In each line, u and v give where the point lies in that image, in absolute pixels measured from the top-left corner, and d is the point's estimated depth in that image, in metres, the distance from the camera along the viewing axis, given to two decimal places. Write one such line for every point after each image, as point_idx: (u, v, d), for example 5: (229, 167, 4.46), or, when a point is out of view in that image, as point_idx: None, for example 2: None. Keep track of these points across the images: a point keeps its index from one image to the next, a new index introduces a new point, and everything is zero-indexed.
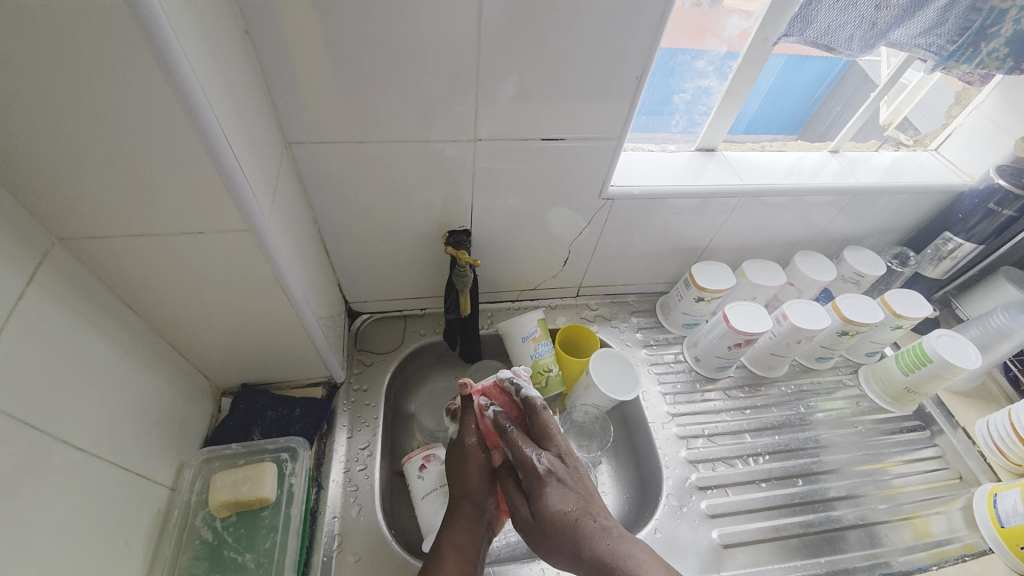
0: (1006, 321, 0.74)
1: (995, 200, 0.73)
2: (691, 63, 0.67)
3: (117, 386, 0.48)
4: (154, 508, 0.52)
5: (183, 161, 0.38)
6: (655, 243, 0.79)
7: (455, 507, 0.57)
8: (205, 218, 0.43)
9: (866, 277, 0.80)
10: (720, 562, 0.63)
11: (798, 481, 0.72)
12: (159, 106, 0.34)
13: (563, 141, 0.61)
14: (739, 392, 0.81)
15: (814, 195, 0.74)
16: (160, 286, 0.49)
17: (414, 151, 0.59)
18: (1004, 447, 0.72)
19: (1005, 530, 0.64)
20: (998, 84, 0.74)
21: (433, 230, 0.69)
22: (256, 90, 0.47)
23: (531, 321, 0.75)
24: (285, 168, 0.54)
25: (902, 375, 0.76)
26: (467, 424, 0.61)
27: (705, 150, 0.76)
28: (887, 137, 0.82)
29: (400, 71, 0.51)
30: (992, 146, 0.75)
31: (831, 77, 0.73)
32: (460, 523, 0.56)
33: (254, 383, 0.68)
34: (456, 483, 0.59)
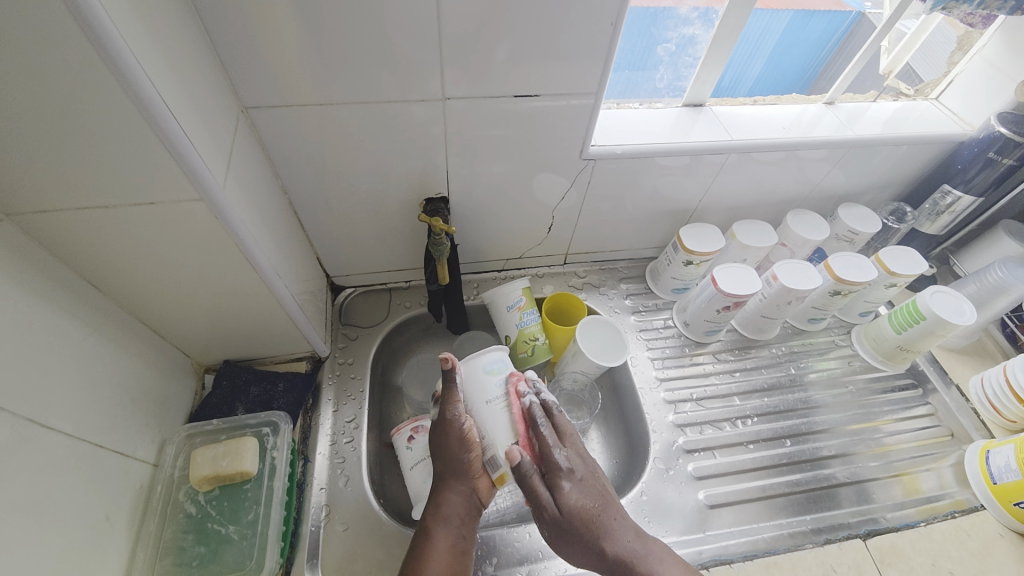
0: (1004, 276, 0.72)
1: (995, 148, 0.69)
2: (675, 9, 0.63)
3: (89, 365, 0.47)
4: (136, 484, 0.52)
5: (120, 127, 0.36)
6: (643, 206, 0.77)
7: (439, 483, 0.56)
8: (154, 188, 0.41)
9: (861, 234, 0.78)
10: (706, 521, 0.64)
11: (786, 442, 0.72)
12: (82, 66, 0.32)
13: (537, 99, 0.58)
14: (729, 355, 0.80)
15: (808, 149, 0.70)
16: (121, 261, 0.47)
17: (381, 115, 0.56)
18: (997, 404, 0.71)
19: (997, 487, 0.63)
20: (999, 27, 0.70)
21: (409, 198, 0.67)
22: (199, 51, 0.44)
23: (516, 290, 0.73)
24: (245, 136, 0.52)
25: (895, 334, 0.75)
26: (449, 400, 0.56)
27: (693, 105, 0.73)
28: (886, 87, 0.78)
29: (357, 26, 0.47)
30: (996, 93, 0.71)
31: (838, 34, 0.72)
32: (449, 497, 0.55)
33: (236, 359, 0.68)
34: (438, 461, 0.56)
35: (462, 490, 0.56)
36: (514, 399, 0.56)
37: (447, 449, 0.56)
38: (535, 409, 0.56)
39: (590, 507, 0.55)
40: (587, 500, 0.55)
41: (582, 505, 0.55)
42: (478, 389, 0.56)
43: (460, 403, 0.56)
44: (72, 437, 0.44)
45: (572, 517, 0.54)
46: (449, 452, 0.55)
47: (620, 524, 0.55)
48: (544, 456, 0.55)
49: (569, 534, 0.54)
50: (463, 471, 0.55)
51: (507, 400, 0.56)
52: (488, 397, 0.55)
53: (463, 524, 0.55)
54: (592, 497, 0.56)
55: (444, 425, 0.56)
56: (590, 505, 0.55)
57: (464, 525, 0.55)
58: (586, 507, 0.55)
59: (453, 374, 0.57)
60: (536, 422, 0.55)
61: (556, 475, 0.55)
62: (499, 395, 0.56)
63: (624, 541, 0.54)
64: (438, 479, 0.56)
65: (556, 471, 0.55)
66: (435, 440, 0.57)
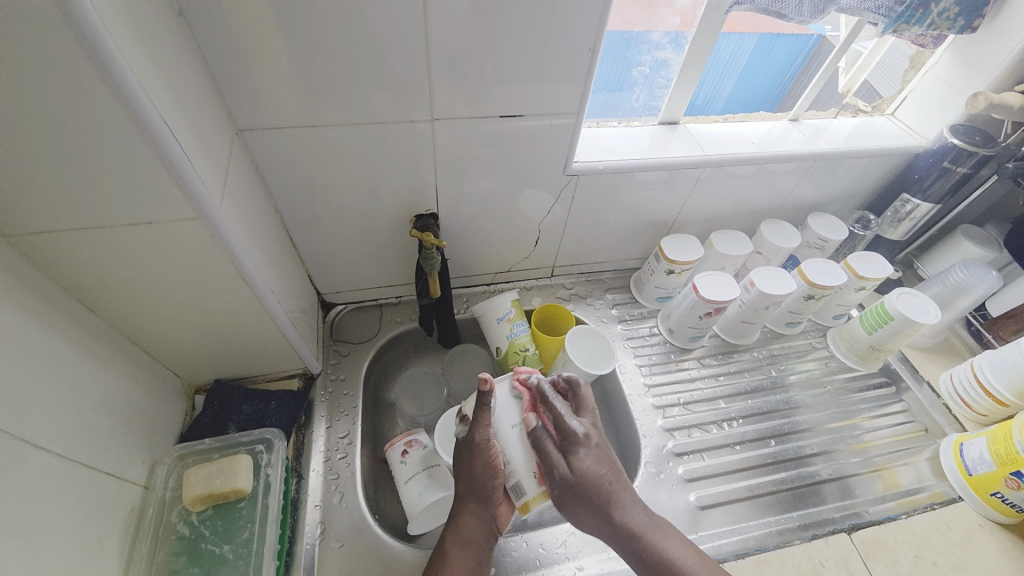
0: (965, 276, 0.77)
1: (949, 159, 0.74)
2: (648, 34, 0.67)
3: (80, 385, 0.47)
4: (126, 506, 0.51)
5: (121, 147, 0.37)
6: (625, 219, 0.80)
7: (459, 504, 0.56)
8: (151, 207, 0.42)
9: (830, 241, 0.82)
10: (698, 523, 0.65)
11: (770, 442, 0.74)
12: (85, 88, 0.33)
13: (521, 118, 0.61)
14: (713, 359, 0.83)
15: (777, 162, 0.75)
16: (116, 281, 0.48)
17: (371, 135, 0.58)
18: (968, 399, 0.74)
19: (972, 478, 0.66)
20: (949, 46, 0.75)
21: (399, 215, 0.69)
22: (195, 76, 0.46)
23: (506, 302, 0.75)
24: (239, 157, 0.53)
25: (867, 335, 0.78)
26: (479, 423, 0.56)
27: (668, 123, 0.77)
28: (845, 104, 0.84)
29: (349, 51, 0.50)
30: (949, 107, 0.76)
31: (803, 54, 0.77)
32: (467, 519, 0.55)
33: (228, 378, 0.68)
34: (461, 482, 0.56)
35: (481, 515, 0.55)
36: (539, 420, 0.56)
37: (471, 470, 0.55)
38: (544, 386, 0.58)
39: (602, 475, 0.55)
40: (600, 468, 0.56)
41: (593, 471, 0.55)
42: (507, 412, 0.55)
43: (490, 427, 0.55)
44: (63, 458, 0.44)
45: (582, 478, 0.54)
46: (472, 473, 0.55)
47: (630, 498, 0.56)
48: (559, 425, 0.56)
49: (579, 495, 0.54)
50: (485, 496, 0.55)
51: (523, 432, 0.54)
52: (516, 421, 0.55)
53: (481, 547, 0.55)
54: (603, 465, 0.56)
55: (471, 446, 0.55)
56: (601, 470, 0.56)
57: (481, 550, 0.55)
58: (599, 474, 0.55)
59: (490, 393, 0.56)
60: (546, 397, 0.57)
61: (573, 442, 0.55)
62: (512, 425, 0.55)
63: (631, 510, 0.55)
64: (457, 499, 0.56)
65: (574, 440, 0.55)
66: (461, 460, 0.56)
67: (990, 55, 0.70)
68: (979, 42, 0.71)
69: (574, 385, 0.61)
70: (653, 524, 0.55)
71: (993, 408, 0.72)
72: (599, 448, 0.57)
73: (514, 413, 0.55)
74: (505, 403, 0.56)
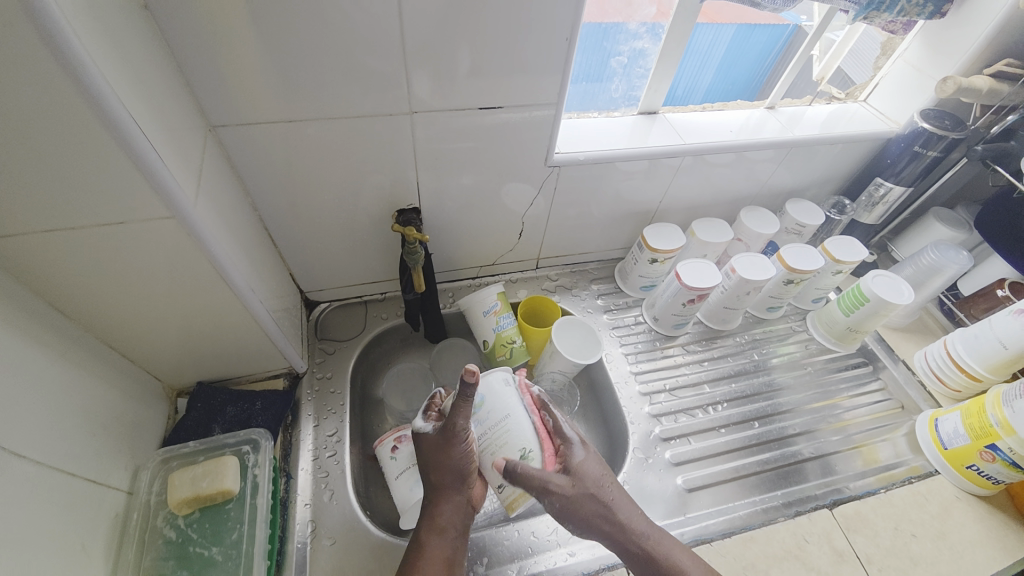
0: (937, 257, 0.79)
1: (920, 143, 0.76)
2: (625, 24, 0.67)
3: (58, 391, 0.46)
4: (110, 513, 0.50)
5: (86, 146, 0.36)
6: (609, 210, 0.81)
7: (434, 494, 0.54)
8: (122, 206, 0.41)
9: (807, 226, 0.84)
10: (685, 505, 0.66)
11: (754, 424, 0.76)
12: (49, 85, 0.32)
13: (502, 110, 0.61)
14: (697, 345, 0.84)
15: (755, 149, 0.76)
16: (90, 284, 0.46)
17: (349, 129, 0.57)
18: (942, 375, 0.77)
19: (948, 452, 0.69)
20: (920, 32, 0.77)
21: (382, 210, 0.68)
22: (165, 72, 0.45)
23: (491, 295, 0.75)
24: (214, 153, 0.52)
25: (844, 317, 0.80)
26: (458, 414, 0.52)
27: (648, 113, 0.77)
28: (819, 92, 0.86)
29: (325, 44, 0.49)
30: (919, 92, 0.78)
31: (780, 44, 0.78)
32: (444, 507, 0.54)
33: (210, 381, 0.66)
34: (432, 470, 0.54)
35: (457, 500, 0.54)
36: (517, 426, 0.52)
37: (442, 457, 0.53)
38: (543, 393, 0.58)
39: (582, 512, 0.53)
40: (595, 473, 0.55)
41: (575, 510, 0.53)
42: (494, 405, 0.53)
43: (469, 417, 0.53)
44: (43, 465, 0.43)
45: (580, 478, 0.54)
46: (446, 460, 0.53)
47: (618, 528, 0.54)
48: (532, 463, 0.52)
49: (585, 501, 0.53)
50: (460, 482, 0.53)
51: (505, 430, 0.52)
52: (506, 413, 0.53)
53: (458, 535, 0.53)
54: (586, 500, 0.53)
55: (447, 435, 0.53)
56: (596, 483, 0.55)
57: (461, 534, 0.54)
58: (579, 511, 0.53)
59: (473, 386, 0.51)
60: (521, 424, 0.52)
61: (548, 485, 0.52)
62: (500, 419, 0.52)
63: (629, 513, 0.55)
64: (432, 489, 0.54)
65: (568, 443, 0.56)
66: (430, 450, 0.54)
67: (957, 40, 0.72)
68: (950, 26, 0.73)
69: (548, 404, 0.58)
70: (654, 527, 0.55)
71: (966, 383, 0.74)
72: (591, 452, 0.57)
73: (493, 413, 0.53)
74: (489, 405, 0.53)
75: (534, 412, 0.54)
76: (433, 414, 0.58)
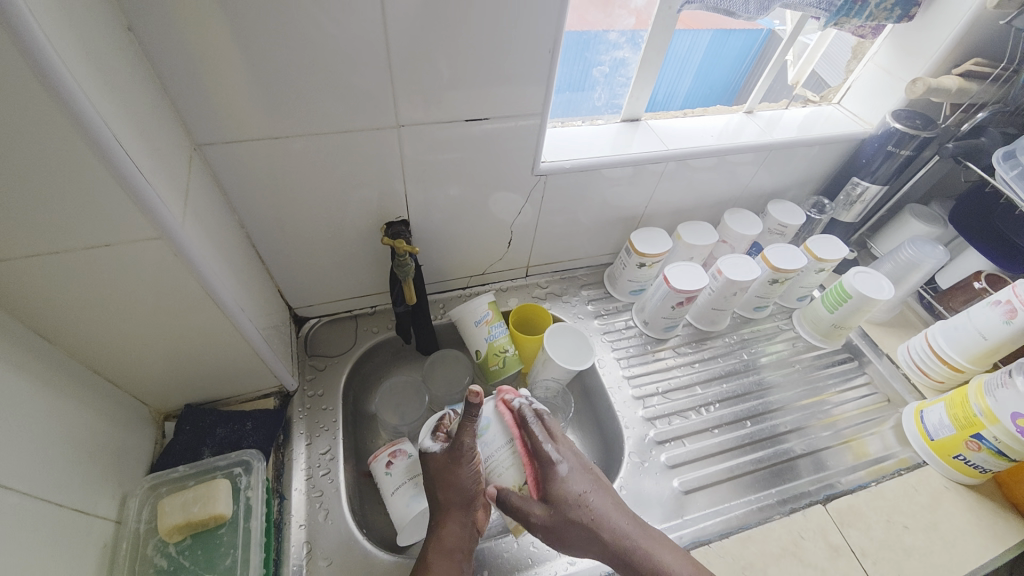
0: (914, 252, 0.82)
1: (893, 142, 0.78)
2: (605, 34, 0.69)
3: (42, 420, 0.45)
4: (98, 543, 0.49)
5: (70, 167, 0.36)
6: (596, 216, 0.82)
7: (441, 513, 0.54)
8: (107, 227, 0.40)
9: (789, 227, 0.85)
10: (682, 507, 0.67)
11: (747, 423, 0.77)
12: (35, 110, 0.32)
13: (488, 121, 0.61)
14: (688, 347, 0.85)
15: (736, 153, 0.78)
16: (74, 307, 0.45)
17: (336, 144, 0.57)
18: (925, 367, 0.79)
19: (935, 443, 0.70)
20: (889, 35, 0.80)
21: (370, 224, 0.68)
22: (149, 92, 0.44)
23: (482, 304, 0.75)
24: (199, 172, 0.52)
25: (829, 314, 0.82)
26: (465, 432, 0.52)
27: (630, 120, 0.79)
28: (796, 95, 0.88)
29: (310, 61, 0.49)
30: (891, 93, 0.81)
31: (755, 49, 0.81)
32: (449, 527, 0.53)
33: (199, 402, 0.65)
34: (440, 488, 0.53)
35: (463, 520, 0.53)
36: (501, 455, 0.53)
37: (450, 476, 0.53)
38: (527, 409, 0.55)
39: (581, 490, 0.54)
40: (575, 492, 0.53)
41: (574, 492, 0.53)
42: (497, 430, 0.53)
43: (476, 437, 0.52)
44: (29, 497, 0.41)
45: (562, 507, 0.52)
46: (453, 480, 0.52)
47: (617, 508, 0.55)
48: (535, 450, 0.53)
49: (568, 529, 0.52)
50: (466, 504, 0.52)
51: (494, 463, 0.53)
52: (509, 437, 0.53)
53: (464, 555, 0.53)
54: (584, 482, 0.55)
55: (455, 455, 0.52)
56: (575, 505, 0.53)
57: (465, 557, 0.53)
58: (578, 490, 0.53)
59: (478, 406, 0.51)
60: (527, 421, 0.54)
61: (549, 468, 0.53)
62: (502, 446, 0.53)
63: (618, 521, 0.53)
64: (439, 508, 0.54)
65: (549, 464, 0.53)
66: (438, 469, 0.53)
67: (925, 43, 0.75)
68: (917, 29, 0.75)
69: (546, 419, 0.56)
70: (646, 536, 0.53)
71: (949, 374, 0.76)
72: (576, 458, 0.56)
73: (499, 436, 0.53)
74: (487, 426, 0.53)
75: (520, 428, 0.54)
76: (442, 433, 0.57)
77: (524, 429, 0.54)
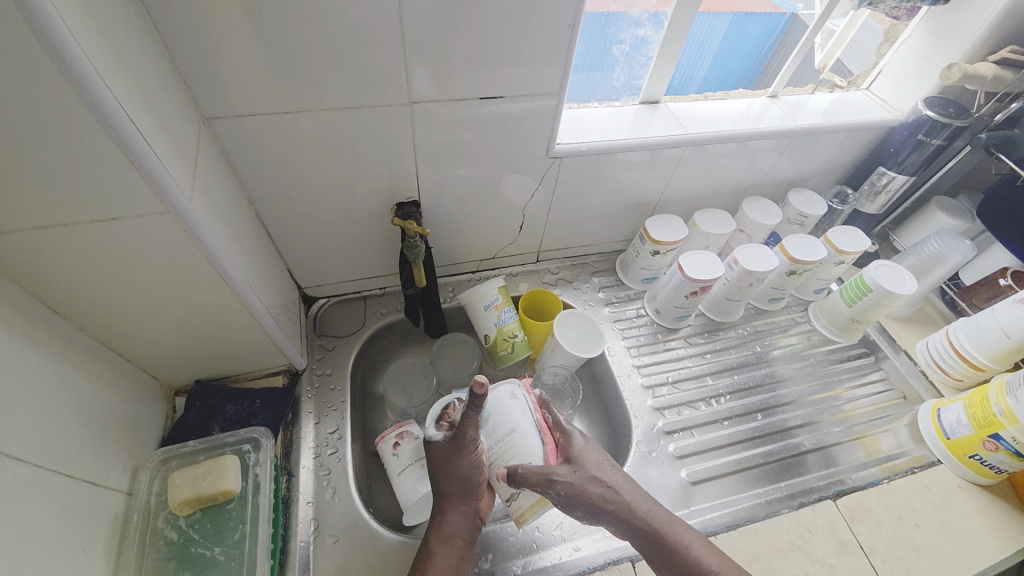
0: (939, 246, 0.79)
1: (924, 131, 0.75)
2: (627, 11, 0.66)
3: (53, 393, 0.45)
4: (109, 514, 0.50)
5: (77, 137, 0.35)
6: (610, 201, 0.80)
7: (443, 502, 0.54)
8: (114, 200, 0.40)
9: (810, 217, 0.83)
10: (689, 498, 0.66)
11: (757, 416, 0.76)
12: (40, 79, 0.31)
13: (503, 101, 0.59)
14: (699, 338, 0.84)
15: (758, 139, 0.75)
16: (85, 281, 0.45)
17: (347, 120, 0.56)
18: (944, 364, 0.77)
19: (951, 441, 0.69)
20: (924, 17, 0.76)
21: (381, 204, 0.67)
22: (156, 63, 0.43)
23: (492, 288, 0.74)
24: (208, 147, 0.51)
25: (847, 307, 0.80)
26: (467, 425, 0.51)
27: (649, 102, 0.76)
28: (821, 80, 0.85)
29: (322, 34, 0.47)
30: (923, 80, 0.77)
31: (776, 32, 0.78)
32: (451, 516, 0.53)
33: (209, 379, 0.66)
34: (442, 478, 0.53)
35: (465, 510, 0.54)
36: (514, 439, 0.51)
37: (452, 466, 0.53)
38: (547, 395, 0.58)
39: (597, 462, 0.54)
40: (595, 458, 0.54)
41: (591, 463, 0.53)
42: (500, 419, 0.52)
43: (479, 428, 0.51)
44: (40, 468, 0.42)
45: (583, 466, 0.53)
46: (456, 470, 0.52)
47: (631, 484, 0.54)
48: (557, 424, 0.56)
49: (589, 487, 0.51)
50: (469, 493, 0.53)
51: (507, 446, 0.51)
52: (513, 427, 0.52)
53: (466, 543, 0.53)
54: (602, 455, 0.55)
55: (457, 445, 0.52)
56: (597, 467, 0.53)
57: (466, 545, 0.53)
58: (596, 458, 0.54)
59: (482, 398, 0.49)
60: (548, 402, 0.57)
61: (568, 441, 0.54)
62: (506, 433, 0.51)
63: (635, 495, 0.53)
64: (441, 496, 0.54)
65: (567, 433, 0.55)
66: (440, 459, 0.53)
67: (963, 27, 0.71)
68: (956, 11, 0.72)
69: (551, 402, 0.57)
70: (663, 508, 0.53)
71: (969, 372, 0.75)
72: (591, 442, 0.56)
73: (501, 425, 0.52)
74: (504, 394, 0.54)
75: (536, 412, 0.54)
76: (445, 423, 0.57)
77: (546, 409, 0.56)
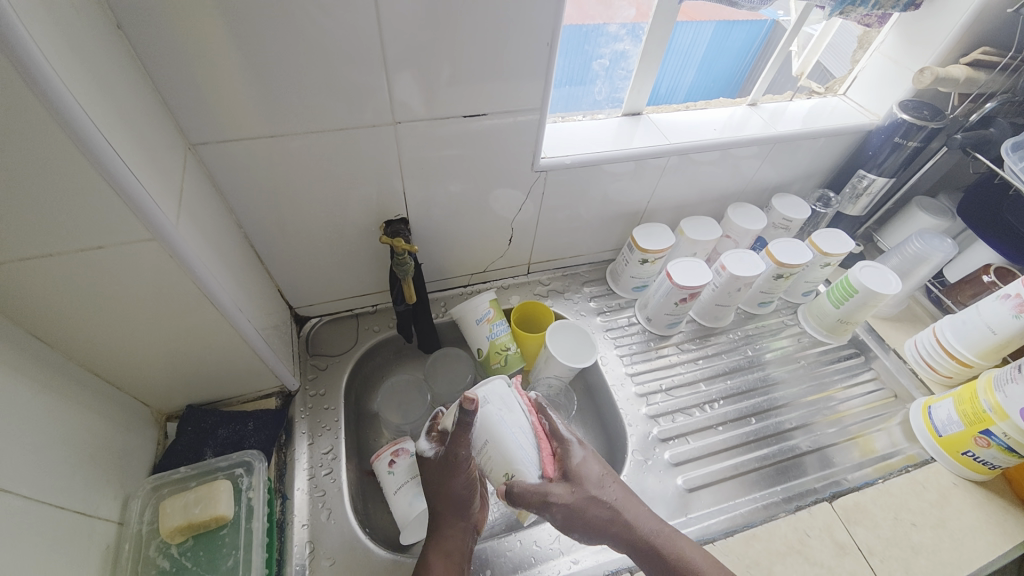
0: (922, 246, 0.80)
1: (900, 134, 0.77)
2: (604, 27, 0.67)
3: (42, 423, 0.44)
4: (100, 545, 0.49)
5: (61, 169, 0.35)
6: (598, 211, 0.81)
7: (439, 518, 0.54)
8: (100, 229, 0.40)
9: (794, 221, 0.84)
10: (687, 505, 0.66)
11: (751, 420, 0.76)
12: (23, 114, 0.32)
13: (486, 117, 0.60)
14: (691, 344, 0.85)
15: (740, 147, 0.76)
16: (74, 310, 0.45)
17: (332, 141, 0.56)
18: (932, 362, 0.78)
19: (943, 439, 0.69)
20: (896, 24, 0.78)
21: (369, 222, 0.68)
22: (140, 93, 0.44)
23: (483, 302, 0.75)
24: (194, 172, 0.51)
25: (835, 309, 0.81)
26: (457, 444, 0.51)
27: (632, 114, 0.78)
28: (800, 87, 0.87)
29: (304, 60, 0.48)
30: (897, 84, 0.79)
31: (758, 41, 0.79)
32: (448, 531, 0.54)
33: (200, 403, 0.65)
34: (436, 496, 0.54)
35: (461, 524, 0.54)
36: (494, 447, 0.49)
37: (444, 481, 0.53)
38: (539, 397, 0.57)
39: (594, 472, 0.53)
40: (594, 474, 0.53)
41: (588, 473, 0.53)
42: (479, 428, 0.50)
43: (470, 446, 0.51)
44: (30, 500, 0.41)
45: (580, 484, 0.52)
46: (449, 486, 0.53)
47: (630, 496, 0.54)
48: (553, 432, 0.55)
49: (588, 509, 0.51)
50: (463, 506, 0.54)
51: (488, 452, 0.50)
52: (489, 437, 0.49)
53: (463, 558, 0.53)
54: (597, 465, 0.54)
55: (448, 462, 0.52)
56: (597, 485, 0.53)
57: (465, 558, 0.53)
58: (592, 472, 0.53)
59: (472, 415, 0.48)
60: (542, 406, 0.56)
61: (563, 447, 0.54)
62: (484, 443, 0.50)
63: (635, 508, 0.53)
64: (436, 512, 0.54)
65: (566, 444, 0.54)
66: (433, 475, 0.54)
67: (932, 32, 0.73)
68: (925, 16, 0.74)
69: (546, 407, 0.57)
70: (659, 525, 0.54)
71: (957, 369, 0.75)
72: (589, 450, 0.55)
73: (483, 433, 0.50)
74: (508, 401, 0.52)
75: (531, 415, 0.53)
76: (436, 434, 0.56)
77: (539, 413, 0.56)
